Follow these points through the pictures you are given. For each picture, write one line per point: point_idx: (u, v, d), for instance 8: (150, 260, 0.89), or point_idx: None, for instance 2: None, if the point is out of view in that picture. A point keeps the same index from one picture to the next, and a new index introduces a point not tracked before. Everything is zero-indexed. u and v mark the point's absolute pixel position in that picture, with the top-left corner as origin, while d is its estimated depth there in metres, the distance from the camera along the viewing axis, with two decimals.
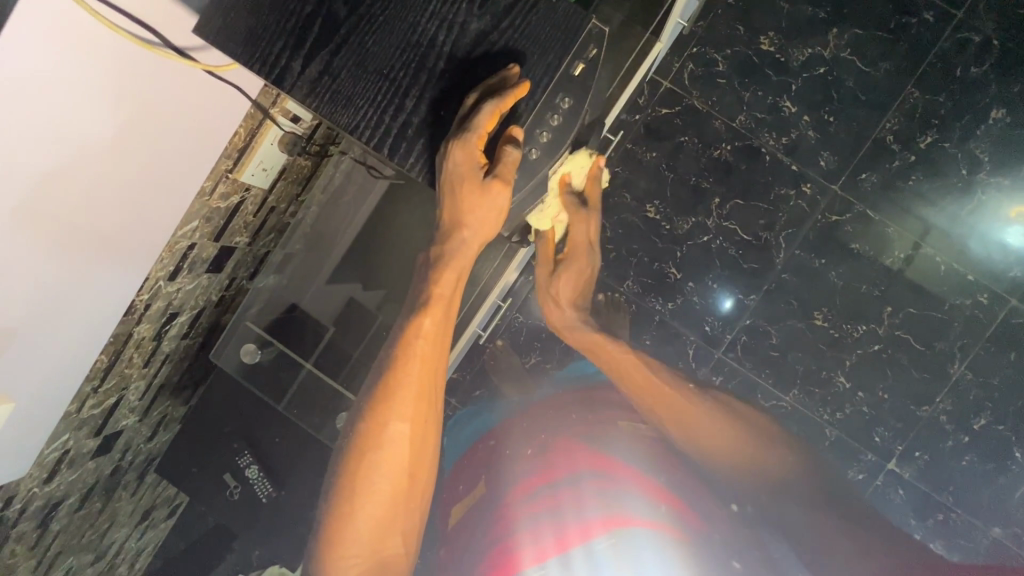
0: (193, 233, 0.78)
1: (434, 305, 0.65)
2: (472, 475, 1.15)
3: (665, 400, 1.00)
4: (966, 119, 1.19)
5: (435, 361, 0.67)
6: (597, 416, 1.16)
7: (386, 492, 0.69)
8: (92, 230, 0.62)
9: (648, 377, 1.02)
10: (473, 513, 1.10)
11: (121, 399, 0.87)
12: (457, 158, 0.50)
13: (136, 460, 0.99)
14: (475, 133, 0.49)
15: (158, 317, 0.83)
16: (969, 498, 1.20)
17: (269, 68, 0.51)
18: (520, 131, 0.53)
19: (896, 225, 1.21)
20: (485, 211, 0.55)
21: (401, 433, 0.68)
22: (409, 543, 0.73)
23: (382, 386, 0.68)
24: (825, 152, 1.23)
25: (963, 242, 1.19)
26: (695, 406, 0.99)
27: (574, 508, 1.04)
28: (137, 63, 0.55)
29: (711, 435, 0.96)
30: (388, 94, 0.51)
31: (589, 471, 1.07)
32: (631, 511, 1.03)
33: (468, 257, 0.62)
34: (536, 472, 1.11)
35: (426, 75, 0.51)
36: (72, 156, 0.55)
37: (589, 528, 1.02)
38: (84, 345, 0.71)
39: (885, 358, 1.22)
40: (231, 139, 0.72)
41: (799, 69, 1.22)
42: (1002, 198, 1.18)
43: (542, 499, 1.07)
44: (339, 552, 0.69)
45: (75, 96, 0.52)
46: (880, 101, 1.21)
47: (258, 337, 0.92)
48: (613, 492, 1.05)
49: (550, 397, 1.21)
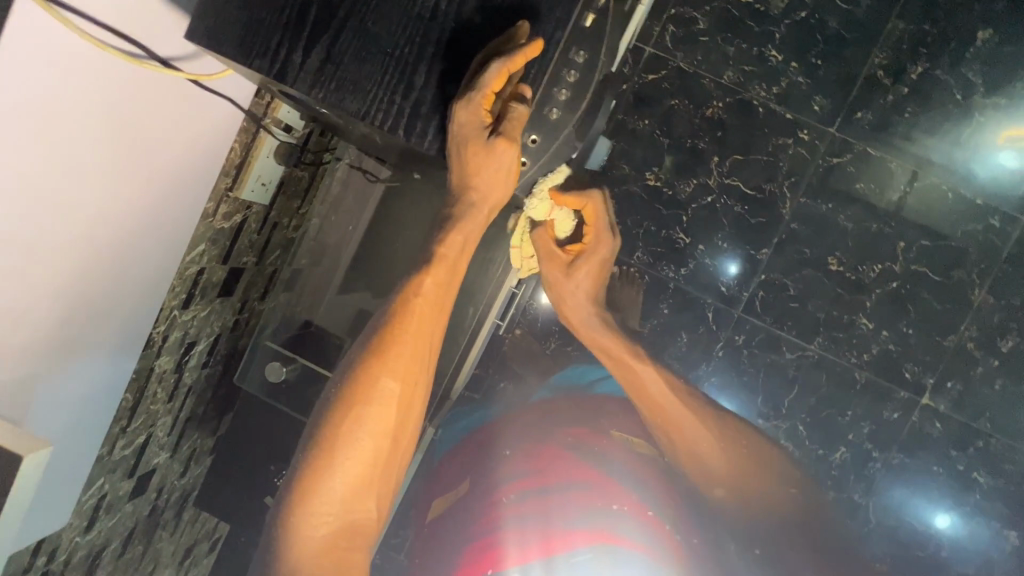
0: (201, 257, 0.76)
1: (439, 263, 0.59)
2: (459, 471, 0.98)
3: (628, 370, 0.84)
4: (954, 44, 1.17)
5: (436, 322, 0.61)
6: (591, 424, 1.01)
7: (367, 451, 0.60)
8: (99, 260, 0.60)
9: (627, 351, 0.84)
10: (453, 513, 0.93)
11: (151, 436, 0.85)
12: (462, 119, 0.49)
13: (171, 498, 0.98)
14: (481, 92, 0.48)
15: (176, 348, 0.81)
16: (1007, 421, 1.20)
17: (270, 65, 0.50)
18: (528, 89, 0.51)
19: (897, 159, 1.20)
20: (489, 173, 0.52)
21: (390, 392, 0.60)
22: (384, 505, 0.64)
23: (376, 340, 0.60)
24: (818, 96, 1.21)
25: (967, 167, 1.19)
26: (663, 385, 0.83)
27: (561, 513, 0.86)
28: (124, 79, 0.53)
29: (676, 415, 0.82)
30: (396, 74, 0.49)
31: (581, 480, 0.89)
32: (621, 529, 0.83)
33: (477, 225, 0.58)
34: (525, 474, 0.92)
35: (432, 48, 0.49)
36: (70, 184, 0.52)
37: (573, 539, 0.83)
38: (107, 383, 0.70)
39: (905, 294, 1.21)
40: (229, 155, 0.71)
41: (781, 17, 1.21)
42: (1001, 118, 1.18)
43: (526, 492, 0.90)
44: (308, 507, 0.59)
45: (67, 120, 0.50)
46: (866, 37, 1.19)
47: (280, 353, 0.87)
48: (600, 507, 0.85)
49: (537, 404, 1.08)
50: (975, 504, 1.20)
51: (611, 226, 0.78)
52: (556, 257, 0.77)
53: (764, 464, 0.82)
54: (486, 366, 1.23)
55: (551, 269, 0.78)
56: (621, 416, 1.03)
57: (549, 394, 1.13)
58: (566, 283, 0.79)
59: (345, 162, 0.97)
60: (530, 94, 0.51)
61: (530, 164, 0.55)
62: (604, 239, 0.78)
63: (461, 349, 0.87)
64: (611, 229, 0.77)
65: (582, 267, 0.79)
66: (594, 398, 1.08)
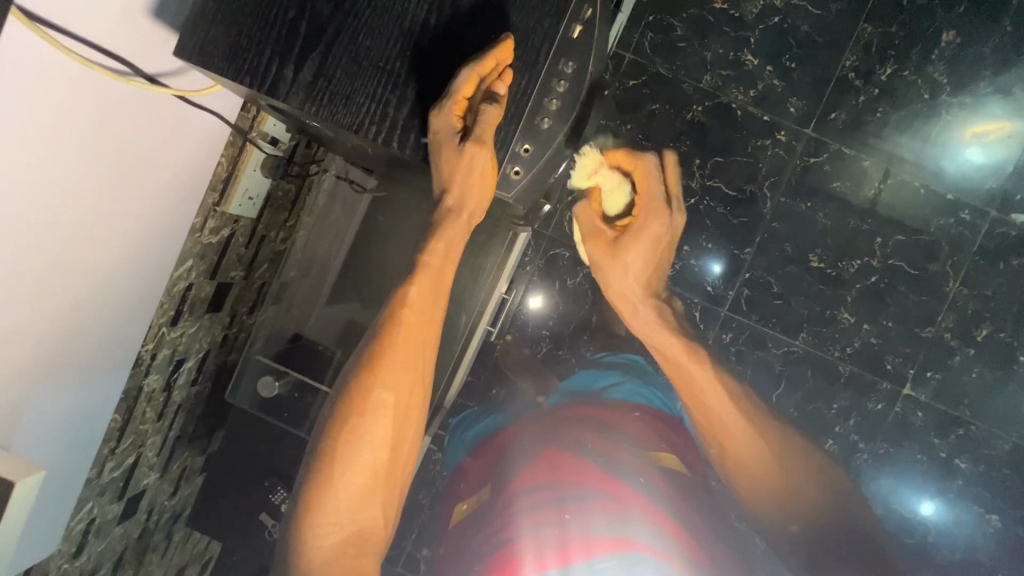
0: (189, 273, 0.76)
1: (425, 272, 0.60)
2: (481, 478, 0.82)
3: (698, 400, 0.76)
4: (921, 46, 1.22)
5: (427, 332, 0.61)
6: (608, 428, 0.83)
7: (367, 462, 0.59)
8: (86, 279, 0.59)
9: (699, 375, 0.76)
10: (471, 520, 0.76)
11: (140, 457, 0.84)
12: (436, 126, 0.50)
13: (161, 520, 0.96)
14: (451, 99, 0.49)
15: (165, 366, 0.80)
16: (985, 408, 1.24)
17: (261, 81, 0.50)
18: (499, 86, 0.50)
19: (870, 157, 1.24)
20: (464, 176, 0.52)
21: (385, 403, 0.60)
22: (389, 515, 0.63)
23: (368, 352, 0.60)
24: (793, 99, 1.25)
25: (937, 163, 1.23)
26: (735, 414, 0.74)
27: (579, 518, 0.63)
28: (110, 96, 0.53)
29: (743, 444, 0.73)
30: (387, 86, 0.50)
31: (600, 488, 0.66)
32: (648, 534, 0.61)
33: (461, 232, 0.58)
34: (535, 480, 0.70)
35: (422, 60, 0.50)
36: (56, 203, 0.52)
37: (593, 547, 0.60)
38: (96, 403, 0.68)
39: (884, 288, 1.25)
40: (215, 170, 0.71)
41: (755, 22, 1.24)
42: (967, 116, 1.22)
43: (537, 492, 0.68)
44: (316, 517, 0.59)
45: (54, 140, 0.49)
46: (836, 40, 1.23)
47: (272, 368, 0.87)
48: (626, 516, 0.63)
49: (548, 416, 0.88)
50: (959, 490, 1.24)
51: (665, 202, 0.78)
52: (608, 233, 0.79)
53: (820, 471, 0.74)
54: (479, 374, 1.24)
55: (603, 241, 0.79)
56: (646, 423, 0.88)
57: (562, 401, 0.96)
58: (615, 263, 0.78)
59: (331, 173, 0.97)
60: (503, 91, 0.50)
61: (524, 173, 0.55)
62: (652, 214, 0.77)
63: (454, 360, 0.89)
64: (664, 201, 0.77)
65: (636, 242, 0.77)
66: (612, 399, 0.94)
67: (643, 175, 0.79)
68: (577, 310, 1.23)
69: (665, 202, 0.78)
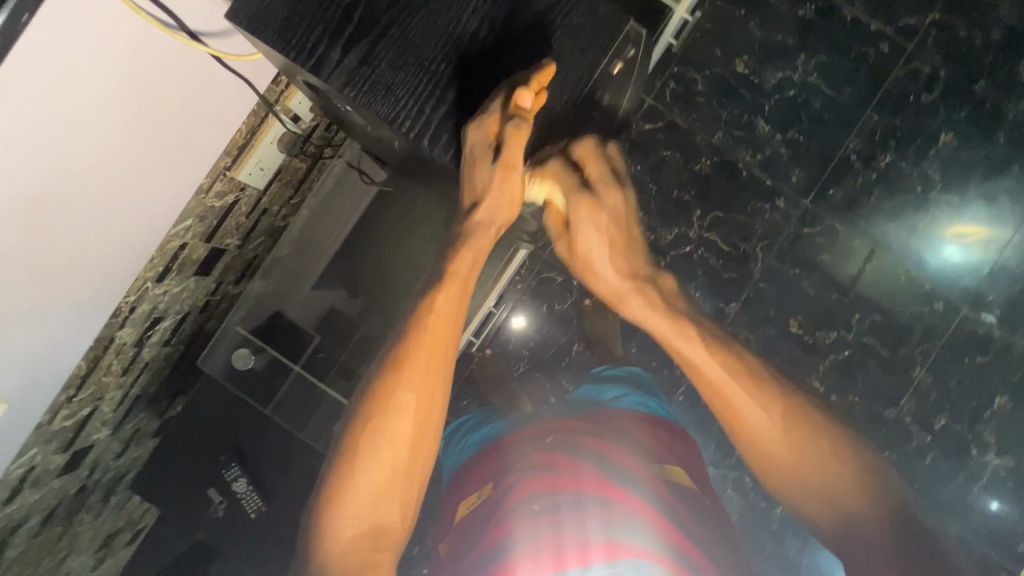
0: (185, 233, 0.75)
1: (452, 281, 0.61)
2: (484, 478, 0.80)
3: (737, 417, 0.64)
4: (920, 141, 1.29)
5: (452, 336, 0.62)
6: (612, 431, 0.82)
7: (386, 461, 0.60)
8: (91, 220, 0.59)
9: (738, 384, 0.64)
10: (470, 525, 0.73)
11: (95, 411, 0.81)
12: (472, 140, 0.52)
13: (102, 479, 0.93)
14: (489, 116, 0.51)
15: (142, 321, 0.79)
16: (933, 495, 1.28)
17: (306, 58, 0.52)
18: (523, 100, 0.50)
19: (860, 237, 1.29)
20: (494, 197, 0.55)
21: (407, 404, 0.60)
22: (409, 511, 0.61)
23: (396, 351, 0.62)
24: (797, 169, 1.30)
25: (920, 255, 1.29)
26: (772, 422, 0.63)
27: (577, 525, 0.62)
28: (146, 48, 0.54)
29: (789, 458, 0.62)
30: (428, 86, 0.52)
31: (598, 494, 0.66)
32: (644, 539, 0.60)
33: (485, 242, 0.60)
34: (536, 484, 0.69)
35: (465, 67, 0.53)
36: (72, 147, 0.52)
37: (589, 552, 0.58)
38: (71, 344, 0.68)
39: (855, 363, 1.29)
40: (234, 136, 0.72)
41: (772, 91, 1.30)
42: (952, 215, 1.29)
43: (535, 500, 0.67)
44: (335, 510, 0.59)
45: (80, 88, 0.50)
46: (844, 123, 1.30)
47: (250, 342, 0.88)
48: (624, 522, 0.62)
49: (550, 423, 0.86)
50: None
51: (607, 179, 0.65)
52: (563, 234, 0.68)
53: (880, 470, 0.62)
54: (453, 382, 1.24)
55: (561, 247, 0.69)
56: (649, 428, 0.87)
57: (566, 413, 0.92)
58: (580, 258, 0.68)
59: (343, 159, 0.97)
60: (526, 102, 0.50)
61: (545, 192, 0.70)
62: (586, 195, 0.64)
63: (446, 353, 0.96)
64: (596, 186, 0.64)
65: (580, 226, 0.65)
66: (611, 411, 0.90)
67: (584, 156, 0.64)
68: (563, 335, 1.25)
69: (606, 180, 0.64)
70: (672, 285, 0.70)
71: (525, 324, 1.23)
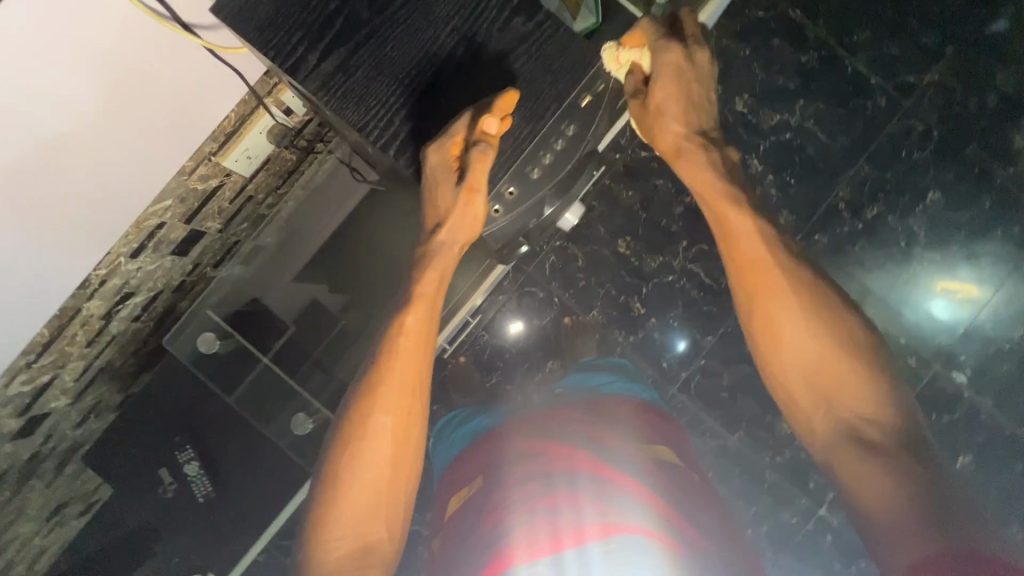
0: (165, 212, 0.79)
1: (419, 301, 0.69)
2: (475, 466, 0.85)
3: (760, 300, 0.73)
4: (908, 197, 1.31)
5: (420, 356, 0.69)
6: (600, 410, 0.86)
7: (368, 485, 0.67)
8: (73, 184, 0.65)
9: (775, 270, 0.72)
10: (465, 512, 0.79)
11: (55, 378, 0.84)
12: (434, 159, 0.59)
13: (57, 448, 0.94)
14: (450, 138, 0.58)
15: (111, 296, 0.81)
16: None
17: (285, 57, 0.59)
18: (489, 126, 0.58)
19: (841, 285, 1.31)
20: (456, 218, 0.63)
21: (383, 427, 0.67)
22: (394, 527, 0.69)
23: (372, 373, 0.69)
24: (784, 210, 1.32)
25: (898, 307, 1.30)
26: (796, 305, 0.71)
27: (573, 507, 0.69)
28: (124, 41, 0.59)
29: (805, 360, 0.70)
30: (398, 94, 0.60)
31: (590, 477, 0.72)
32: (636, 517, 0.67)
33: (450, 259, 0.68)
34: (534, 469, 0.76)
35: (434, 78, 0.61)
36: (46, 123, 0.58)
37: (585, 534, 0.65)
38: (46, 302, 0.73)
39: None
40: (222, 123, 0.76)
41: (768, 132, 1.32)
42: (934, 271, 1.30)
43: (534, 483, 0.74)
44: (323, 532, 0.66)
45: (55, 70, 0.56)
46: (835, 171, 1.32)
47: (218, 327, 0.89)
48: (614, 503, 0.69)
49: (542, 409, 0.90)
50: None
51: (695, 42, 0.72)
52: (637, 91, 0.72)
53: (893, 380, 0.68)
54: None
55: (632, 105, 0.73)
56: (640, 406, 0.88)
57: (553, 400, 0.95)
58: (649, 112, 0.72)
59: (335, 156, 0.97)
60: (490, 128, 0.58)
61: (503, 212, 0.65)
62: (670, 50, 0.70)
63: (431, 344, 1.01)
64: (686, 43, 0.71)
65: (660, 88, 0.70)
66: (601, 399, 0.89)
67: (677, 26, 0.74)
68: (540, 351, 1.25)
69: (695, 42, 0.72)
70: (733, 158, 0.77)
71: (524, 329, 1.23)
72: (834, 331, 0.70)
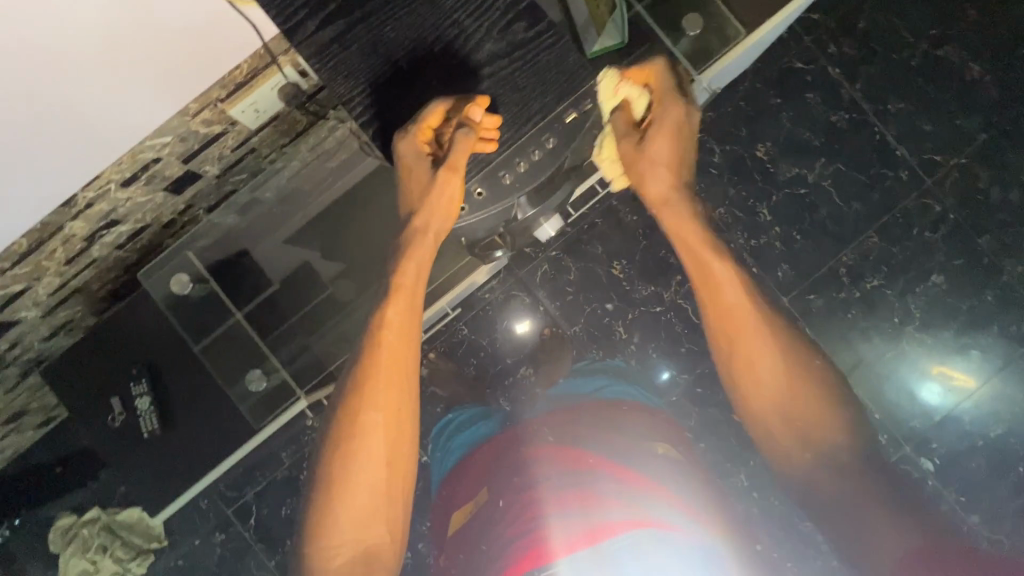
0: (162, 147, 0.82)
1: (398, 293, 0.74)
2: (480, 473, 0.93)
3: (738, 343, 0.74)
4: (911, 274, 1.29)
5: (404, 345, 0.72)
6: (604, 407, 0.94)
7: (364, 489, 0.70)
8: (79, 105, 0.69)
9: (750, 321, 0.73)
10: (475, 520, 0.87)
11: (29, 290, 0.88)
12: (405, 145, 0.69)
13: (22, 357, 0.96)
14: (419, 124, 0.68)
15: (96, 220, 0.86)
16: None
17: (286, 18, 0.68)
18: (473, 113, 0.67)
19: (828, 349, 1.29)
20: (435, 199, 0.69)
21: (373, 422, 0.71)
22: (392, 527, 0.72)
23: (359, 373, 0.73)
24: (785, 264, 1.31)
25: (882, 383, 1.28)
26: (773, 351, 0.73)
27: (601, 507, 0.77)
28: None
29: (775, 392, 0.72)
30: (384, 68, 0.69)
31: (613, 475, 0.80)
32: (659, 513, 0.76)
33: (425, 249, 0.73)
34: (557, 468, 0.84)
35: (417, 60, 0.70)
36: (35, 37, 0.59)
37: (615, 529, 0.74)
38: (31, 207, 0.77)
39: None
40: (233, 71, 0.78)
41: (783, 184, 1.31)
42: (924, 354, 1.28)
43: (560, 475, 0.83)
44: (322, 542, 0.70)
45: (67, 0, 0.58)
46: (843, 236, 1.31)
47: (196, 270, 0.95)
48: (637, 496, 0.78)
49: (549, 411, 0.97)
50: None
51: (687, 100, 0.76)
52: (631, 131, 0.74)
53: (853, 407, 0.74)
54: None
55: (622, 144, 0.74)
56: (641, 408, 0.94)
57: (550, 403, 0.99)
58: (642, 153, 0.73)
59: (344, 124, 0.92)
60: (472, 115, 0.67)
61: (470, 210, 0.73)
62: (674, 107, 0.74)
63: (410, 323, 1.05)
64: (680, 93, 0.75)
65: (657, 136, 0.73)
66: (598, 402, 0.95)
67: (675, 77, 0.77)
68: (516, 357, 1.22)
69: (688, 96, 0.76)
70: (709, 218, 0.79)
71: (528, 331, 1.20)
72: (803, 377, 0.72)
